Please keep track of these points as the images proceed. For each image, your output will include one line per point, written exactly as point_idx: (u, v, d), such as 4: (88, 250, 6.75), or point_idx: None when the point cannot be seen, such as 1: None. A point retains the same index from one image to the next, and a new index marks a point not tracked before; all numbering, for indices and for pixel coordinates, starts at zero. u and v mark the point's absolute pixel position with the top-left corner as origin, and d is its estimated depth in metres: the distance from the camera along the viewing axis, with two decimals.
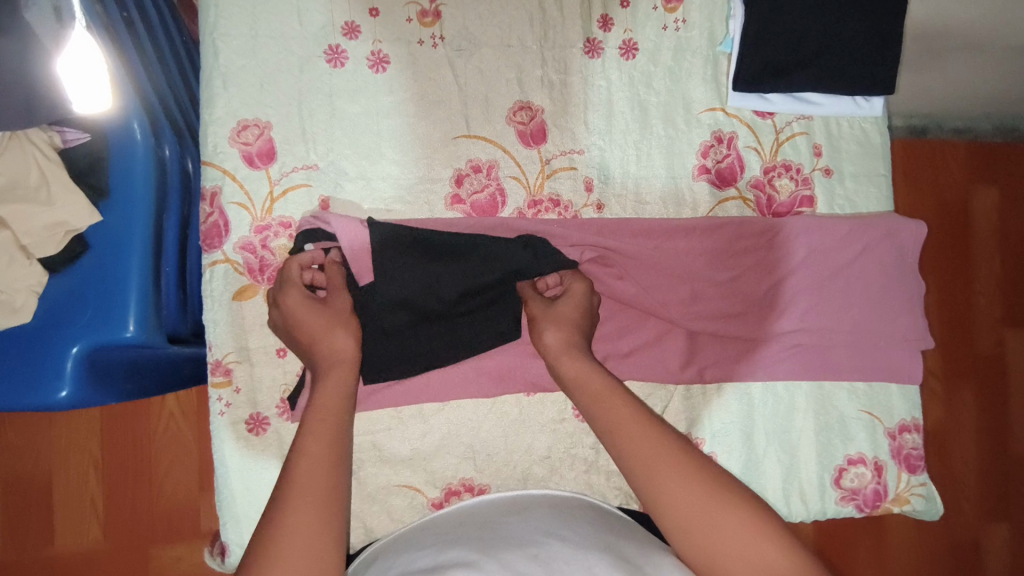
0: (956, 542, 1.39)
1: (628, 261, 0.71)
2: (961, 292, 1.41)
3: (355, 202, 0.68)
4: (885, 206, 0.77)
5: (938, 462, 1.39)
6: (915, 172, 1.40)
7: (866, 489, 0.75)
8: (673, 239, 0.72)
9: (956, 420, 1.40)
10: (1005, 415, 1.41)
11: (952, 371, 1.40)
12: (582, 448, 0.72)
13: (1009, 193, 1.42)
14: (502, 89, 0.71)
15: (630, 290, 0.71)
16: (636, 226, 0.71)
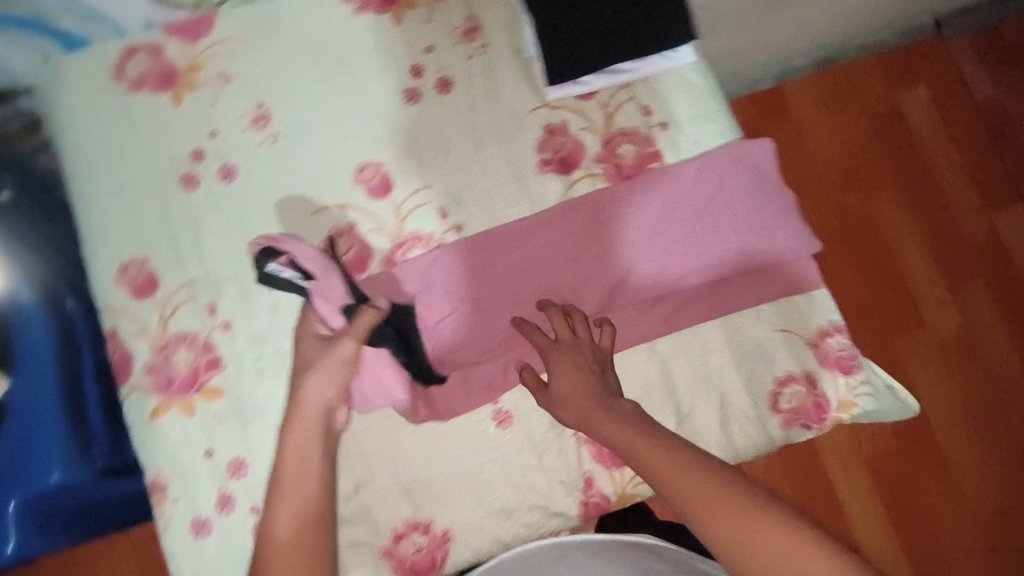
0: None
1: (498, 270, 0.76)
2: (928, 190, 1.41)
3: (238, 298, 0.74)
4: (730, 137, 0.80)
5: (970, 361, 1.32)
6: (836, 96, 1.44)
7: (807, 406, 0.74)
8: (539, 234, 0.77)
9: (975, 316, 1.34)
10: (1016, 296, 1.35)
11: (944, 266, 1.37)
12: (510, 457, 0.74)
13: (939, 85, 1.44)
14: (342, 158, 0.78)
15: (511, 294, 0.75)
16: (495, 237, 0.76)
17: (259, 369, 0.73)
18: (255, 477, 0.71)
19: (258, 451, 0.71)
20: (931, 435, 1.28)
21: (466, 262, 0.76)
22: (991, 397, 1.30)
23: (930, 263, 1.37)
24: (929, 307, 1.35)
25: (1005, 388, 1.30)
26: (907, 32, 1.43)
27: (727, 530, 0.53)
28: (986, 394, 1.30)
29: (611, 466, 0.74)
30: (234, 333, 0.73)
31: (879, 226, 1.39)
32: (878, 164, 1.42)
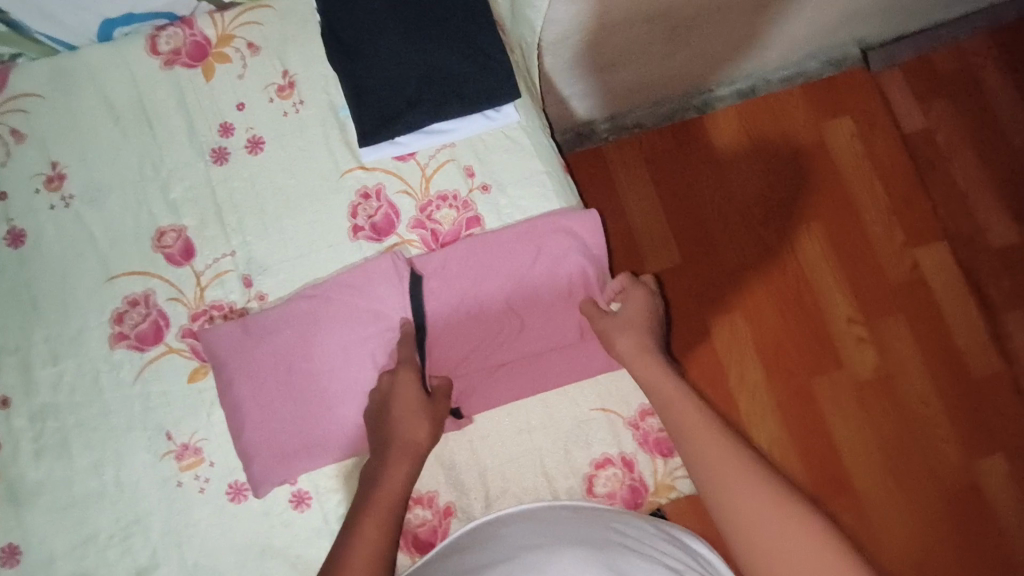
0: (945, 483, 1.23)
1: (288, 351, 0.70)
2: (850, 224, 1.35)
3: (19, 372, 0.70)
4: (554, 201, 0.76)
5: (888, 402, 1.27)
6: (759, 126, 1.39)
7: (622, 490, 0.70)
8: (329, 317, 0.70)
9: (895, 356, 1.29)
10: (940, 335, 1.30)
11: (866, 304, 1.31)
12: (303, 542, 0.69)
13: (865, 117, 1.40)
14: (143, 221, 0.74)
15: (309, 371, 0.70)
16: (296, 306, 0.71)
17: (38, 450, 0.69)
18: (29, 566, 0.67)
19: (32, 538, 0.67)
20: (843, 477, 1.24)
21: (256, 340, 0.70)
22: (905, 437, 1.26)
23: (849, 301, 1.32)
24: (847, 347, 1.30)
25: (919, 431, 1.26)
26: (833, 61, 1.39)
27: (751, 524, 0.52)
28: (901, 436, 1.26)
29: (413, 552, 0.69)
30: (12, 412, 0.69)
31: (799, 262, 1.33)
32: (798, 197, 1.36)
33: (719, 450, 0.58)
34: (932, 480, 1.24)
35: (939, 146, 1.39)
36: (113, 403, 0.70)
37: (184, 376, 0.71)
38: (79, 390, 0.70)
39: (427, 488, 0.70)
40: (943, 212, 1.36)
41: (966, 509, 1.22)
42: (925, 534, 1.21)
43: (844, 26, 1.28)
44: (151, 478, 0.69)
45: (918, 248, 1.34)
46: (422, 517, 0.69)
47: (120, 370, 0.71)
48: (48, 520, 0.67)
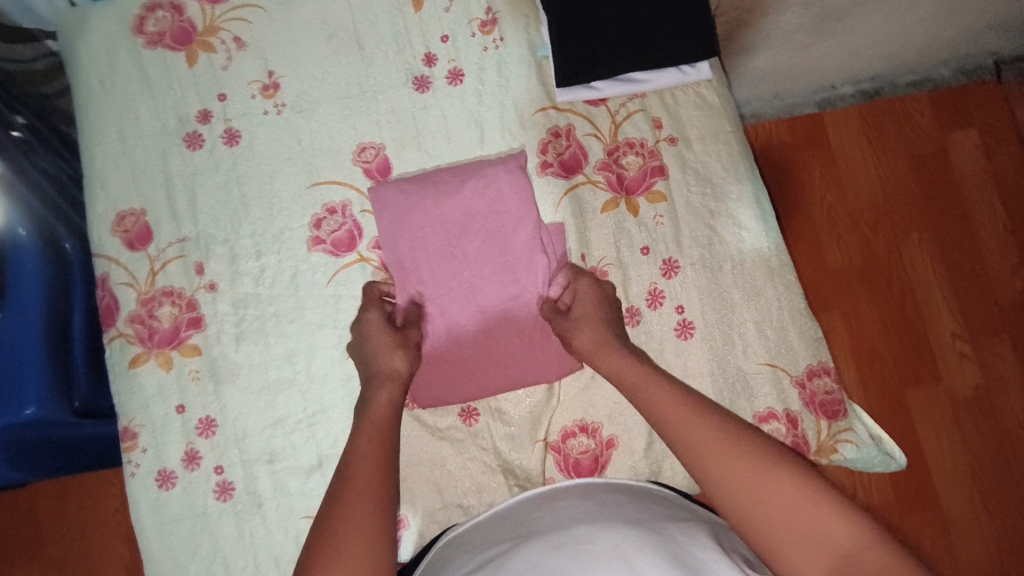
0: None
1: (456, 201, 0.73)
2: (964, 241, 1.30)
3: (226, 261, 0.75)
4: (737, 159, 0.78)
5: (986, 426, 1.25)
6: (883, 132, 1.31)
7: (785, 445, 0.72)
8: (499, 190, 0.73)
9: (995, 375, 1.27)
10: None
11: (972, 322, 1.28)
12: (476, 452, 0.72)
13: (993, 131, 1.32)
14: (345, 137, 0.78)
15: (469, 240, 0.72)
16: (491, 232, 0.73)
17: (238, 334, 0.74)
18: (224, 438, 0.72)
19: (230, 412, 0.72)
20: (927, 496, 1.24)
21: (422, 185, 0.74)
22: (996, 454, 1.24)
23: (954, 317, 1.28)
24: (948, 363, 1.27)
25: (1010, 450, 1.24)
26: (964, 70, 1.31)
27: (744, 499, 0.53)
28: (992, 453, 1.24)
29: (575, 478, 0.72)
30: (218, 295, 0.74)
31: (909, 276, 1.29)
32: (915, 208, 1.31)
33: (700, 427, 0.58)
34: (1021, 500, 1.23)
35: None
36: (308, 300, 0.75)
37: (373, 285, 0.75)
38: (278, 285, 0.75)
39: (593, 419, 0.73)
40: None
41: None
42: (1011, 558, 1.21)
43: (992, 34, 1.26)
44: (338, 376, 0.73)
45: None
46: (586, 445, 0.72)
47: (316, 271, 0.75)
48: (245, 399, 0.73)
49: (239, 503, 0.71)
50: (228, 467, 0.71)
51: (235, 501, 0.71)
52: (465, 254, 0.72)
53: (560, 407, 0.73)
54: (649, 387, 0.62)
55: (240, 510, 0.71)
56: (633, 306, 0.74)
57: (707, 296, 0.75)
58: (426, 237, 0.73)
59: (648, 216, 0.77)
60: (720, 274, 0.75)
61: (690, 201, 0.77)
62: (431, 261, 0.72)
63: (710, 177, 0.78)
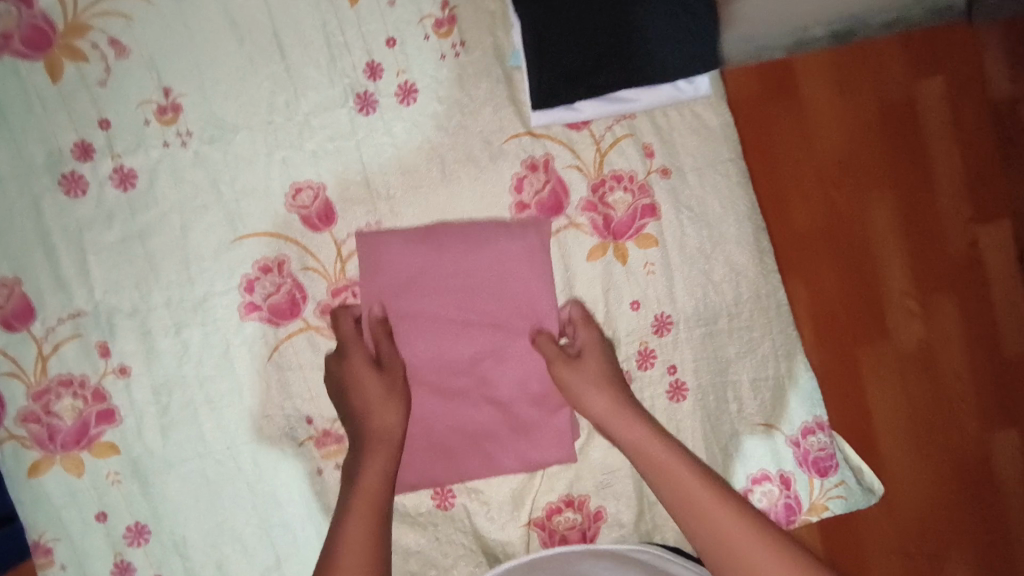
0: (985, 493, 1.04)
1: (464, 267, 0.64)
2: (928, 205, 1.01)
3: (139, 338, 0.62)
4: (736, 193, 0.69)
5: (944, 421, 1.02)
6: (850, 74, 0.97)
7: (777, 506, 0.69)
8: (512, 262, 0.64)
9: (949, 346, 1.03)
10: (995, 346, 1.04)
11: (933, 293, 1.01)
12: (454, 534, 0.66)
13: (960, 76, 1.01)
14: (273, 174, 0.64)
15: (456, 313, 0.64)
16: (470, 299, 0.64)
17: (163, 425, 0.62)
18: (158, 545, 0.62)
19: (165, 517, 0.62)
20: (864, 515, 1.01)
21: (428, 245, 0.64)
22: (953, 447, 1.03)
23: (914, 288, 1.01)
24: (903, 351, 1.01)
25: (969, 441, 1.02)
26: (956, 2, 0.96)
27: None
28: (950, 449, 1.02)
29: None
30: (133, 381, 0.62)
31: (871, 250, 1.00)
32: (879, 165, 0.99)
33: (714, 500, 0.54)
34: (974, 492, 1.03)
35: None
36: (246, 380, 0.63)
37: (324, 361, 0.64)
38: (208, 364, 0.63)
39: (579, 491, 0.68)
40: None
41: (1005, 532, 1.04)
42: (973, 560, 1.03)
43: None
44: (290, 466, 0.64)
45: (990, 230, 1.04)
46: (572, 520, 0.67)
47: (253, 345, 0.63)
48: (181, 500, 0.62)
49: None
50: None
51: None
52: (468, 329, 0.64)
53: (543, 480, 0.67)
54: (660, 454, 0.57)
55: None
56: (623, 369, 0.67)
57: (702, 354, 0.68)
58: (427, 301, 0.64)
59: (637, 264, 0.67)
60: (716, 328, 0.68)
61: (683, 245, 0.68)
62: (430, 331, 0.64)
63: (706, 215, 0.68)
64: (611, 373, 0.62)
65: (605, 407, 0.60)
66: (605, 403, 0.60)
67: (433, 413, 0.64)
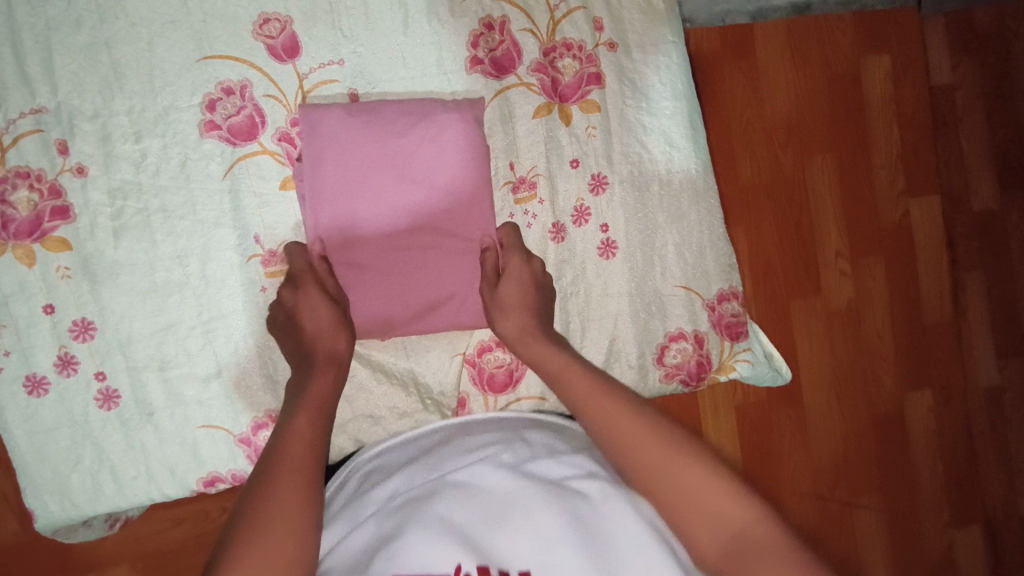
0: (893, 444, 1.09)
1: (406, 144, 0.66)
2: (862, 170, 1.06)
3: (97, 142, 0.64)
4: (677, 74, 0.75)
5: (859, 374, 1.07)
6: (802, 44, 1.02)
7: (689, 363, 0.75)
8: (451, 140, 0.66)
9: (871, 302, 1.07)
10: (919, 316, 1.10)
11: (860, 248, 1.06)
12: (389, 362, 0.70)
13: (902, 58, 1.07)
14: (242, 2, 0.67)
15: (391, 164, 0.65)
16: (407, 153, 0.65)
17: (116, 227, 0.65)
18: (103, 342, 0.65)
19: (111, 315, 0.65)
20: (784, 449, 1.05)
21: (369, 120, 0.65)
22: (868, 398, 1.08)
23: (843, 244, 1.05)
24: (829, 304, 1.05)
25: (880, 395, 1.08)
26: None
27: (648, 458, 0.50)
28: (863, 397, 1.07)
29: (486, 391, 0.72)
30: (89, 182, 0.64)
31: (811, 213, 1.03)
32: (822, 129, 1.03)
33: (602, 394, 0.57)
34: (883, 441, 1.09)
35: (979, 104, 1.13)
36: (200, 195, 0.66)
37: (277, 183, 0.68)
38: (164, 175, 0.66)
39: None
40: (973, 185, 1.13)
41: (913, 491, 1.10)
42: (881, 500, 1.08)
43: None
44: (236, 282, 0.67)
45: (921, 204, 1.09)
46: (502, 360, 0.72)
47: (210, 162, 0.66)
48: (128, 301, 0.65)
49: (127, 410, 0.66)
50: (112, 373, 0.65)
51: (122, 408, 0.66)
52: (408, 200, 0.66)
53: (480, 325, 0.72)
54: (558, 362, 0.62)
55: (128, 418, 0.66)
56: (559, 222, 0.72)
57: (634, 217, 0.74)
58: (367, 180, 0.65)
59: (581, 127, 0.73)
60: (648, 194, 0.74)
61: (624, 114, 0.74)
62: (370, 194, 0.65)
63: (647, 90, 0.74)
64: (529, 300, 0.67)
65: (516, 329, 0.65)
66: (513, 330, 0.65)
67: (368, 268, 0.66)
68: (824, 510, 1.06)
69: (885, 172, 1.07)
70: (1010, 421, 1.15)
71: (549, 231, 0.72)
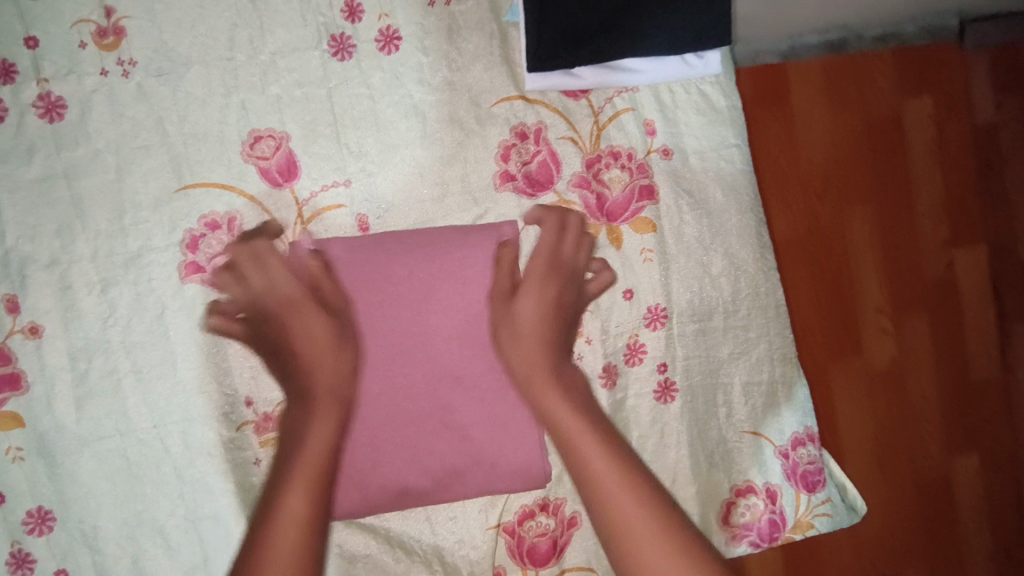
0: (943, 531, 0.92)
1: (422, 278, 0.56)
2: (903, 224, 0.88)
3: (55, 295, 0.53)
4: (740, 180, 0.64)
5: (903, 459, 0.89)
6: (834, 88, 0.85)
7: (759, 522, 0.63)
8: (476, 277, 0.57)
9: (914, 372, 0.90)
10: (963, 379, 0.92)
11: (903, 311, 0.89)
12: (410, 538, 0.60)
13: (948, 98, 0.89)
14: (229, 118, 0.56)
15: (398, 308, 0.55)
16: (420, 295, 0.56)
17: (79, 396, 0.54)
18: (65, 534, 0.54)
19: (74, 500, 0.54)
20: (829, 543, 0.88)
21: (369, 254, 0.56)
22: (915, 484, 0.90)
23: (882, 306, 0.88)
24: (866, 380, 0.88)
25: (928, 479, 0.90)
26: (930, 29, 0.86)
27: None
28: (908, 483, 0.90)
29: (524, 564, 0.61)
30: (45, 344, 0.53)
31: (848, 273, 0.87)
32: (857, 182, 0.86)
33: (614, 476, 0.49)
34: (932, 530, 0.91)
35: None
36: (181, 351, 0.55)
37: None
38: (137, 330, 0.55)
39: (555, 496, 0.61)
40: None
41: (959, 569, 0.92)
42: None
43: None
44: (223, 452, 0.56)
45: (965, 255, 0.91)
46: (544, 527, 0.61)
47: (192, 310, 0.55)
48: (93, 483, 0.54)
49: None
50: (75, 570, 0.54)
51: None
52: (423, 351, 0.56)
53: (515, 497, 0.60)
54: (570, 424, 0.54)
55: None
56: (609, 363, 0.60)
57: (694, 353, 0.62)
58: (376, 323, 0.55)
59: (633, 250, 0.61)
60: (709, 326, 0.63)
61: (680, 231, 0.62)
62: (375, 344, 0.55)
63: (707, 202, 0.63)
64: (551, 321, 0.57)
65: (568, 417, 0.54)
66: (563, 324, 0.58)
67: (371, 429, 0.55)
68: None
69: (927, 224, 0.89)
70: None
71: (596, 376, 0.60)
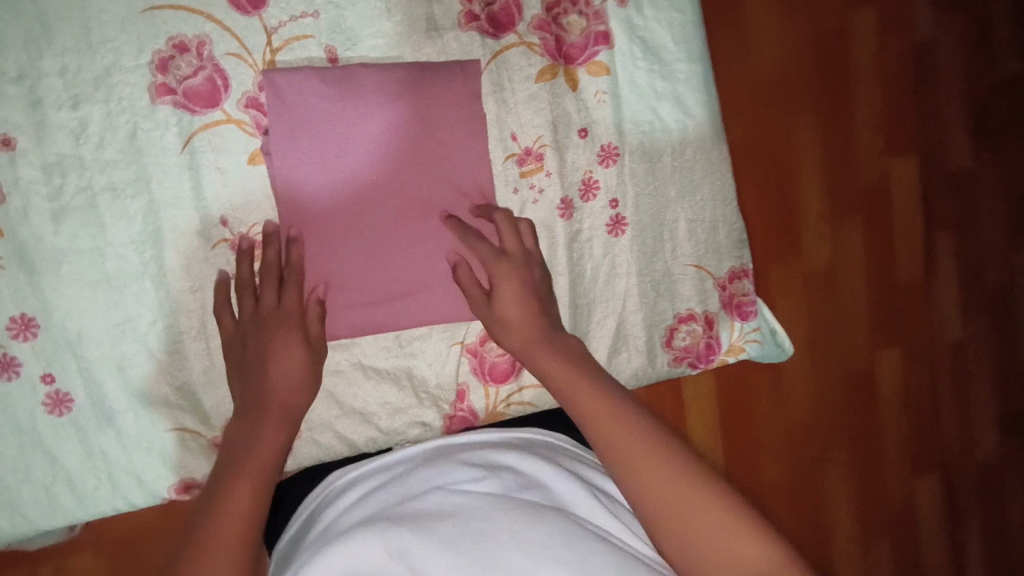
0: (863, 417, 1.00)
1: (389, 115, 0.60)
2: (843, 128, 0.93)
3: (24, 108, 0.54)
4: (689, 32, 0.68)
5: (833, 354, 0.97)
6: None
7: (698, 345, 0.71)
8: (440, 117, 0.61)
9: (846, 267, 0.95)
10: (891, 284, 1.00)
11: (841, 215, 0.94)
12: (379, 359, 0.64)
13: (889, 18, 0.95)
14: None
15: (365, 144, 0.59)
16: (389, 130, 0.60)
17: (55, 209, 0.56)
18: (49, 341, 0.57)
19: (55, 310, 0.57)
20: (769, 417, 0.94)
21: (340, 91, 0.59)
22: (844, 372, 0.98)
23: (824, 205, 0.92)
24: (807, 276, 0.92)
25: (856, 369, 0.98)
26: None
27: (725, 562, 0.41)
28: (838, 372, 0.97)
29: (486, 381, 0.67)
30: (18, 156, 0.55)
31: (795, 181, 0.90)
32: (806, 89, 0.89)
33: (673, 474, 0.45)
34: (852, 417, 0.99)
35: (958, 56, 1.02)
36: (155, 171, 0.57)
37: (243, 157, 0.59)
38: (109, 147, 0.56)
39: None
40: (946, 145, 1.02)
41: (879, 450, 1.02)
42: (849, 473, 1.00)
43: None
44: (200, 269, 0.59)
45: (899, 164, 0.98)
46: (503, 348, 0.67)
47: (164, 131, 0.57)
48: (73, 294, 0.57)
49: (82, 416, 0.58)
50: (61, 375, 0.57)
51: (77, 413, 0.58)
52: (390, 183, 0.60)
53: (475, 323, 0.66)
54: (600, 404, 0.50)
55: (85, 424, 0.59)
56: (566, 196, 0.65)
57: (644, 193, 0.68)
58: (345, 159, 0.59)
59: (588, 92, 0.66)
60: (658, 168, 0.68)
61: (633, 77, 0.67)
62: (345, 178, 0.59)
63: (659, 50, 0.67)
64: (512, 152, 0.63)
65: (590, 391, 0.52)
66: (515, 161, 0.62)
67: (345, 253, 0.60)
68: (797, 465, 0.97)
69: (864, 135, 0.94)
70: (970, 377, 1.09)
71: (556, 207, 0.65)
